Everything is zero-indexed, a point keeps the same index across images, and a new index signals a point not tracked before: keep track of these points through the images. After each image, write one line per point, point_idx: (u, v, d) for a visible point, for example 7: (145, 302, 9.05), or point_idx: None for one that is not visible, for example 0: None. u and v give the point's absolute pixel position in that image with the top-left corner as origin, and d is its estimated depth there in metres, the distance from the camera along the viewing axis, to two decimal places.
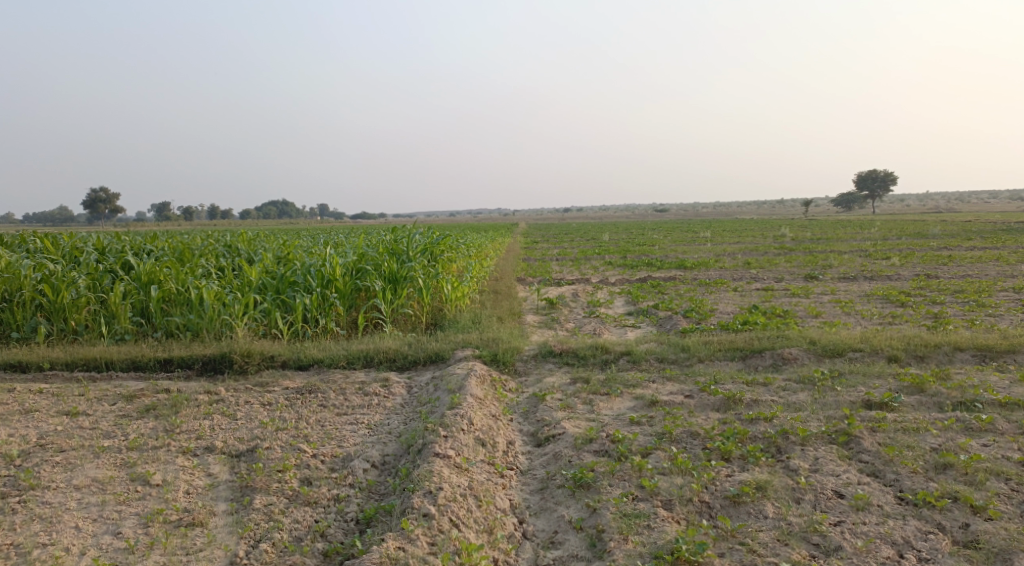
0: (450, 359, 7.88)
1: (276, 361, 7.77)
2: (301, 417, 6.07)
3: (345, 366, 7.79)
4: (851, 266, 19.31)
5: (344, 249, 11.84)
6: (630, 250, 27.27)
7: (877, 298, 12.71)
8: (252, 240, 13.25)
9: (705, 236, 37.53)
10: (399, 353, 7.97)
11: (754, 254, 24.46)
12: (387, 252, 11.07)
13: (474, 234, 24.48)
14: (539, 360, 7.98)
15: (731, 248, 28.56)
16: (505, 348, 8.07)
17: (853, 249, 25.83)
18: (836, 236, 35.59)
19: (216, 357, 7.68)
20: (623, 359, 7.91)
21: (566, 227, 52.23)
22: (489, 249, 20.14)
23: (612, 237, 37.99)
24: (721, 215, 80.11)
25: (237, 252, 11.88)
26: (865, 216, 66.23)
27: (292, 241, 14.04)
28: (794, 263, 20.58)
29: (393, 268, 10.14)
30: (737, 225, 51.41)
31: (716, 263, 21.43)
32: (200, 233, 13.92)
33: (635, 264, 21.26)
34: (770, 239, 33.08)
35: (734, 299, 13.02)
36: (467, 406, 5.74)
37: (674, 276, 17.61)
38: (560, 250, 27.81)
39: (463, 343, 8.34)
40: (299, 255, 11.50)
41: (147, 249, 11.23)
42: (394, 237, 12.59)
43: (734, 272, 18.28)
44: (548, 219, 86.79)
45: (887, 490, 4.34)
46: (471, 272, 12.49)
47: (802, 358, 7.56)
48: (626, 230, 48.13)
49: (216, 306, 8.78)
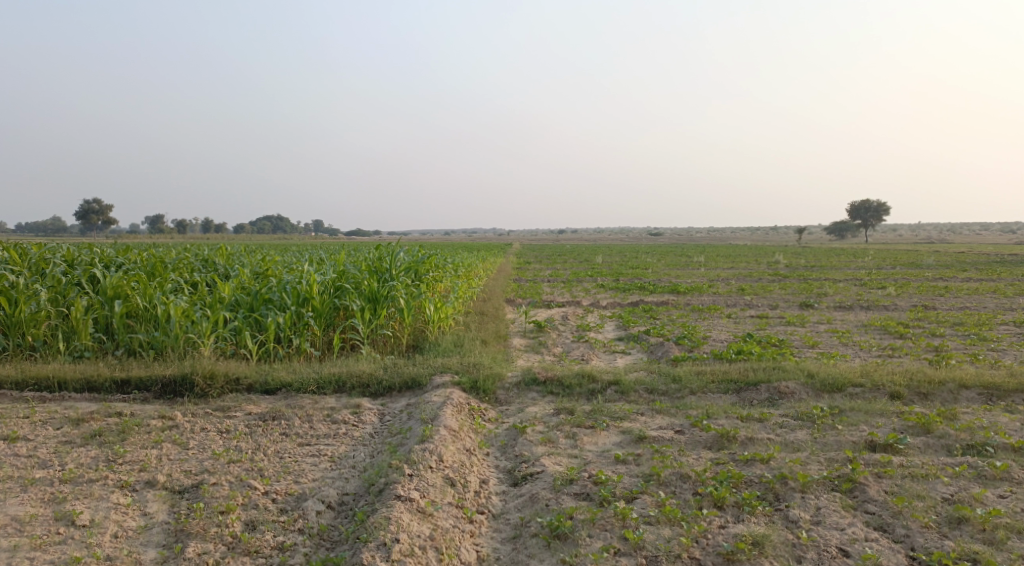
0: (427, 385, 7.42)
1: (241, 384, 7.30)
2: (259, 447, 5.59)
3: (314, 391, 7.32)
4: (847, 294, 18.96)
5: (325, 266, 11.41)
6: (624, 273, 26.89)
7: (875, 329, 12.32)
8: (231, 254, 12.79)
9: (698, 260, 37.31)
10: (373, 378, 7.52)
11: (749, 280, 24.10)
12: (369, 270, 10.64)
13: (464, 253, 24.05)
14: (522, 388, 7.53)
15: (725, 273, 28.21)
16: (486, 374, 7.62)
17: (848, 278, 25.59)
18: (831, 263, 35.35)
19: (177, 378, 7.21)
20: (611, 389, 7.46)
21: (559, 249, 51.89)
22: (478, 268, 19.72)
23: (606, 260, 37.70)
24: (715, 240, 80.04)
25: (213, 267, 11.43)
26: (859, 244, 66.23)
27: (274, 256, 13.59)
28: (789, 290, 20.23)
29: (373, 287, 9.71)
30: (732, 250, 51.22)
31: (710, 288, 21.06)
32: (179, 246, 13.46)
33: (627, 288, 20.87)
34: (765, 266, 32.80)
35: (728, 327, 12.61)
36: (438, 440, 5.29)
37: (667, 300, 17.20)
38: (552, 271, 27.41)
39: (443, 368, 7.88)
40: (277, 271, 11.05)
41: (118, 262, 10.78)
42: (378, 254, 12.17)
43: (728, 298, 17.88)
44: (542, 240, 86.56)
45: (897, 548, 3.95)
46: (457, 293, 12.06)
47: (800, 393, 7.13)
48: (620, 252, 47.84)
49: (183, 323, 8.32)
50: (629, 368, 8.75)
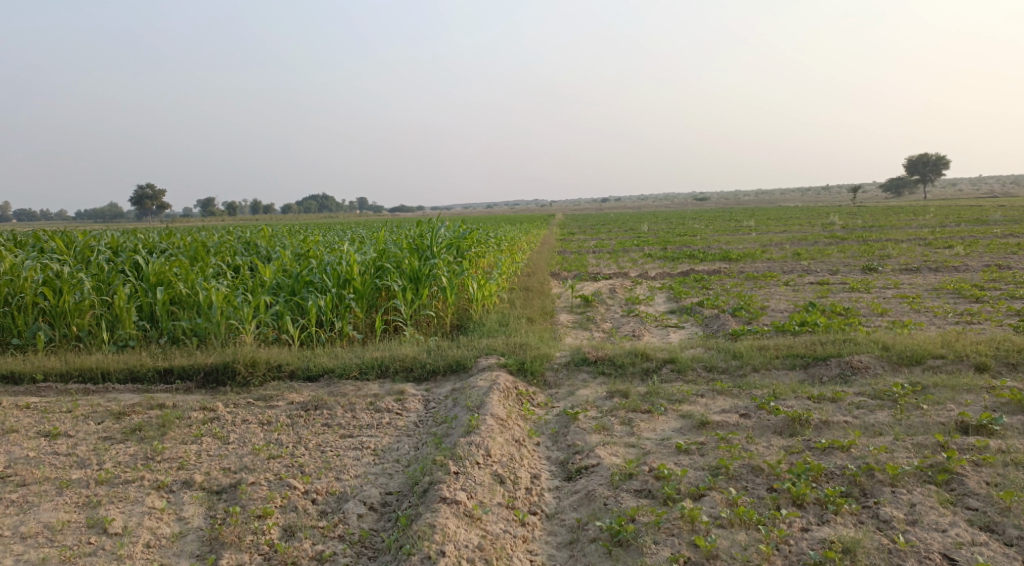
0: (473, 368, 7.10)
1: (283, 371, 7.09)
2: (300, 440, 5.35)
3: (357, 377, 7.06)
4: (911, 256, 17.98)
5: (366, 245, 11.15)
6: (671, 241, 26.14)
7: (947, 293, 11.53)
8: (273, 236, 12.63)
9: (748, 225, 36.14)
10: (417, 362, 7.22)
11: (803, 244, 23.16)
12: (410, 248, 10.34)
13: (507, 226, 23.63)
14: (571, 369, 7.14)
15: (778, 237, 27.19)
16: (534, 355, 7.25)
17: (909, 238, 24.38)
18: (890, 223, 33.84)
19: (218, 366, 7.02)
20: (666, 368, 7.02)
21: (604, 218, 50.97)
22: (521, 242, 19.28)
23: (652, 227, 36.82)
24: (764, 202, 77.78)
25: (255, 250, 11.28)
26: (918, 202, 63.50)
27: (315, 237, 13.41)
28: (847, 253, 19.29)
29: (415, 266, 9.42)
30: (782, 213, 49.59)
31: (763, 254, 20.24)
32: (221, 230, 13.37)
33: (676, 256, 20.20)
34: (819, 228, 31.59)
35: (786, 295, 11.98)
36: (485, 432, 4.98)
37: (718, 269, 16.55)
38: (597, 242, 26.83)
39: (488, 349, 7.54)
40: (318, 253, 10.82)
41: (161, 249, 10.69)
42: (419, 232, 11.86)
43: (783, 264, 17.10)
44: (586, 210, 85.46)
45: (1010, 553, 3.52)
46: (500, 268, 11.69)
47: (874, 369, 6.58)
48: (665, 219, 46.78)
49: (224, 309, 8.14)
50: (683, 344, 8.28)
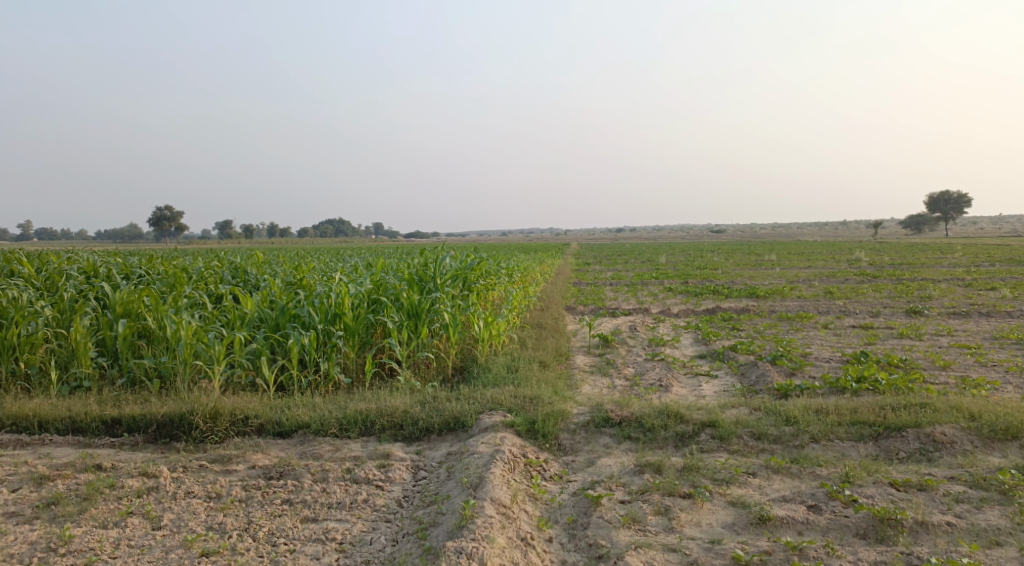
0: (474, 427, 5.95)
1: (248, 424, 5.99)
2: (247, 528, 4.23)
3: (336, 434, 5.93)
4: (954, 298, 16.67)
5: (363, 274, 10.09)
6: (692, 275, 24.94)
7: (1011, 344, 10.27)
8: (264, 262, 11.60)
9: (769, 260, 34.93)
10: (408, 417, 6.09)
11: (833, 282, 21.88)
12: (410, 280, 9.28)
13: (520, 255, 22.55)
14: (591, 431, 5.97)
15: (805, 273, 25.93)
16: (547, 412, 6.11)
17: (943, 277, 23.11)
18: (919, 262, 32.41)
19: (173, 418, 5.93)
20: (705, 434, 5.85)
21: (621, 248, 49.76)
22: (535, 272, 18.18)
23: (669, 259, 35.68)
24: (783, 236, 76.47)
25: (241, 278, 10.24)
26: (943, 240, 61.92)
27: (311, 263, 12.37)
28: (883, 294, 18.03)
29: (414, 301, 8.35)
30: (804, 247, 48.29)
31: (792, 291, 19.01)
32: (209, 254, 12.35)
33: (699, 291, 18.99)
34: (846, 265, 30.27)
35: (828, 341, 10.76)
36: (483, 541, 3.89)
37: (747, 307, 15.34)
38: (614, 274, 25.64)
39: (493, 402, 6.39)
40: (310, 281, 9.77)
41: (138, 274, 9.68)
42: (422, 260, 10.80)
43: (817, 303, 15.85)
44: (600, 239, 84.47)
45: None
46: (511, 304, 10.58)
47: (961, 446, 5.42)
48: (685, 251, 45.60)
49: (191, 345, 7.08)
50: (720, 402, 7.10)
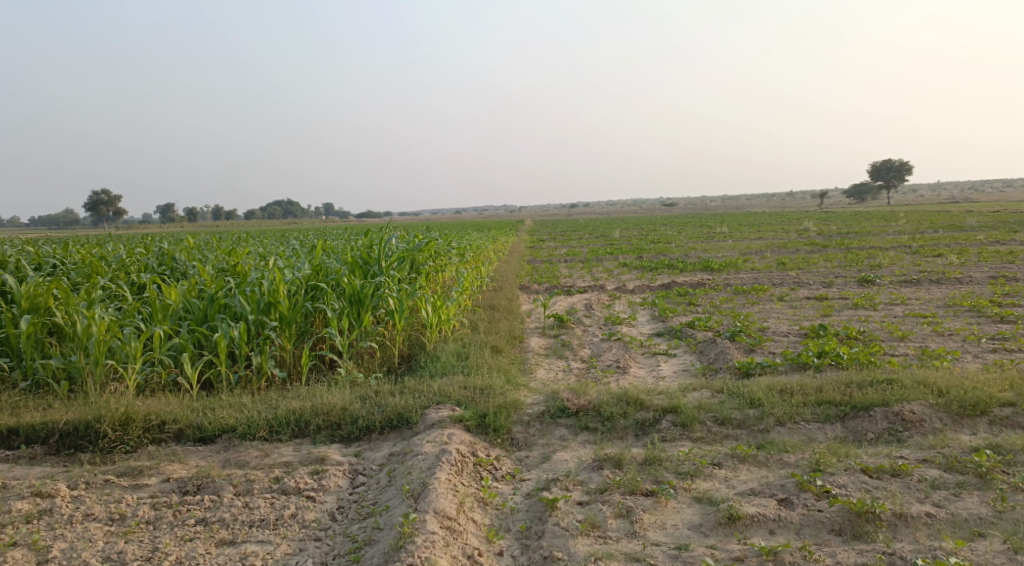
0: (419, 424, 5.47)
1: (166, 431, 5.40)
2: (151, 558, 3.94)
3: (266, 438, 5.40)
4: (904, 266, 16.76)
5: (302, 258, 9.46)
6: (646, 249, 24.77)
7: (966, 312, 10.20)
8: (196, 248, 10.84)
9: (722, 232, 35.09)
10: (346, 415, 5.57)
11: (785, 252, 21.97)
12: (352, 264, 8.69)
13: (474, 233, 22.03)
14: (545, 423, 5.55)
15: (757, 244, 26.03)
16: (499, 404, 5.67)
17: (891, 245, 23.44)
18: (866, 230, 32.91)
19: (79, 427, 5.31)
20: (666, 421, 5.49)
21: (576, 224, 49.60)
22: (488, 251, 17.69)
23: (623, 234, 35.53)
24: (734, 208, 77.40)
25: (168, 265, 9.50)
26: (888, 208, 63.45)
27: (248, 247, 11.65)
28: (835, 263, 18.06)
29: (355, 286, 7.79)
30: (755, 218, 48.85)
31: (747, 263, 18.95)
32: (137, 239, 11.52)
33: (655, 266, 18.77)
34: (796, 235, 30.56)
35: (786, 314, 10.57)
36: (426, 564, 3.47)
37: (702, 281, 15.13)
38: (570, 250, 25.31)
39: (440, 395, 5.92)
40: (244, 267, 9.09)
41: (51, 263, 8.87)
42: (366, 241, 10.19)
43: (772, 275, 15.75)
44: (554, 215, 84.29)
45: None
46: (462, 285, 10.09)
47: (930, 424, 5.17)
48: (639, 224, 45.61)
49: (104, 343, 6.41)
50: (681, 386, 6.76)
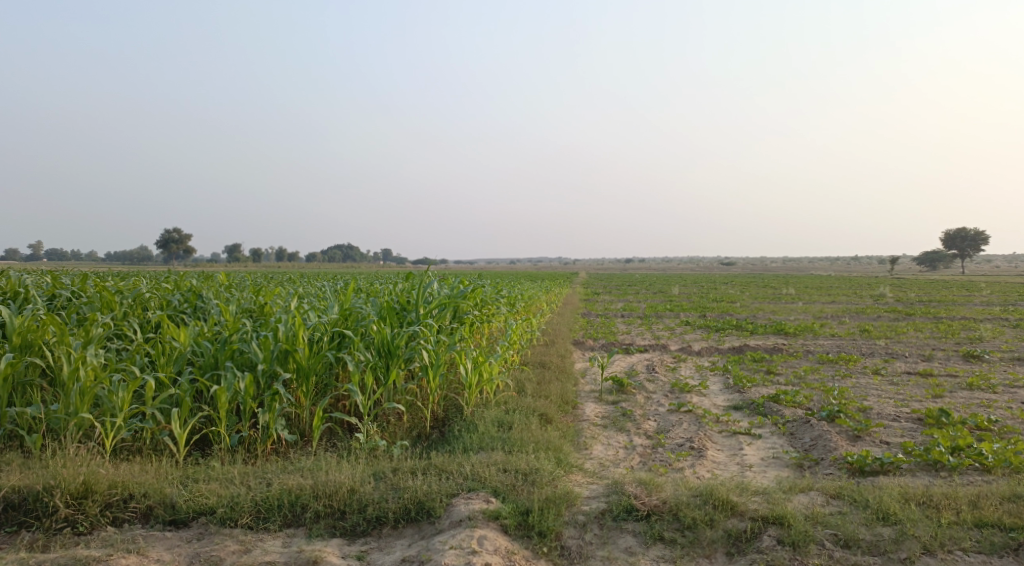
0: (443, 519, 4.27)
1: (132, 509, 4.32)
2: None
3: (250, 525, 4.26)
4: (1008, 341, 14.88)
5: (334, 300, 8.46)
6: (709, 309, 23.21)
7: None
8: (227, 285, 9.98)
9: (789, 294, 33.14)
10: (352, 500, 4.38)
11: (865, 319, 20.15)
12: (387, 310, 7.64)
13: (528, 284, 20.94)
14: (606, 527, 4.28)
15: (831, 309, 24.11)
16: (546, 497, 4.42)
17: (982, 316, 21.41)
18: (948, 300, 30.60)
19: (24, 497, 4.26)
20: (768, 536, 4.16)
21: (632, 279, 48.36)
22: (541, 303, 16.52)
23: (682, 291, 33.98)
24: (797, 270, 74.70)
25: (191, 303, 8.63)
26: (966, 278, 59.91)
27: (284, 288, 10.76)
28: (927, 334, 16.22)
29: (386, 336, 6.73)
30: (822, 282, 46.53)
31: (824, 329, 17.27)
32: (168, 273, 10.74)
33: (721, 327, 17.27)
34: (872, 301, 28.50)
35: (886, 392, 9.05)
36: None
37: (778, 346, 13.59)
38: (626, 305, 23.86)
39: (472, 479, 4.70)
40: (270, 307, 8.14)
41: (65, 296, 8.08)
42: (406, 284, 9.15)
43: (856, 344, 14.10)
44: (610, 270, 82.95)
45: None
46: (510, 339, 8.91)
47: None
48: (698, 283, 43.85)
49: (86, 390, 5.43)
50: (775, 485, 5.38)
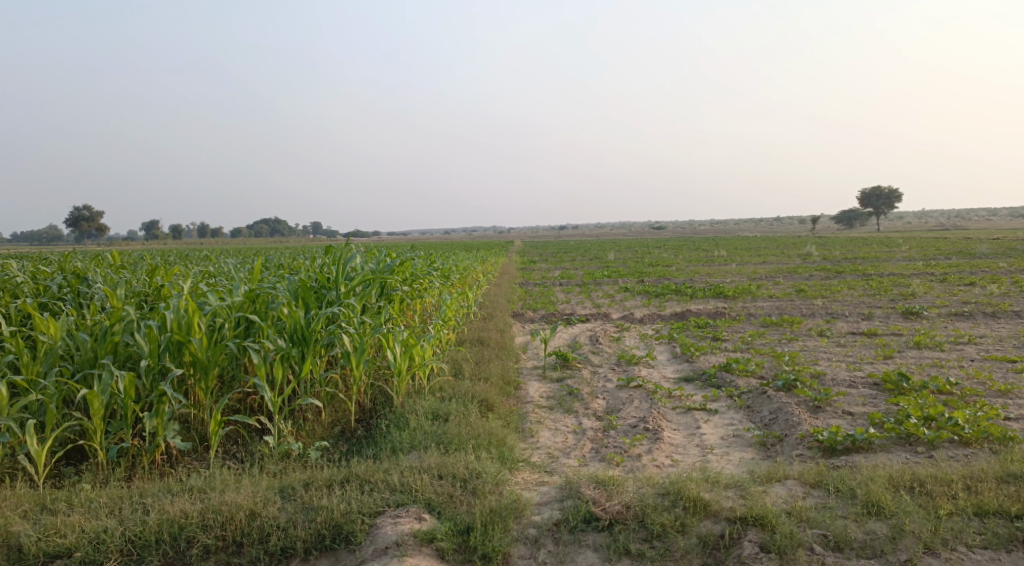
0: (364, 546, 3.59)
1: None
2: None
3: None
4: (940, 296, 14.99)
5: (243, 278, 7.49)
6: (646, 273, 22.91)
7: None
8: (121, 265, 8.83)
9: (721, 256, 33.30)
10: (251, 529, 3.68)
11: (800, 279, 20.21)
12: (303, 289, 6.73)
13: (463, 254, 20.08)
14: (563, 543, 3.65)
15: (765, 269, 24.20)
16: (489, 512, 3.76)
17: (909, 272, 21.82)
18: (873, 256, 31.33)
19: None
20: (750, 541, 3.61)
21: (565, 245, 48.01)
22: (477, 273, 15.74)
23: (617, 256, 33.75)
24: (726, 232, 76.19)
25: (74, 287, 7.51)
26: (884, 235, 62.15)
27: (188, 266, 9.64)
28: (860, 292, 16.25)
29: (300, 320, 5.82)
30: (751, 243, 47.24)
31: (762, 290, 17.12)
32: (52, 254, 9.47)
33: (661, 292, 16.89)
34: (801, 260, 28.84)
35: (837, 356, 8.73)
36: None
37: (720, 310, 13.25)
38: (562, 272, 23.33)
39: (401, 492, 3.96)
40: (167, 289, 7.12)
41: None
42: (327, 257, 8.22)
43: (797, 304, 13.92)
44: (544, 238, 82.72)
45: None
46: (444, 314, 8.12)
47: None
48: (632, 247, 43.81)
49: None
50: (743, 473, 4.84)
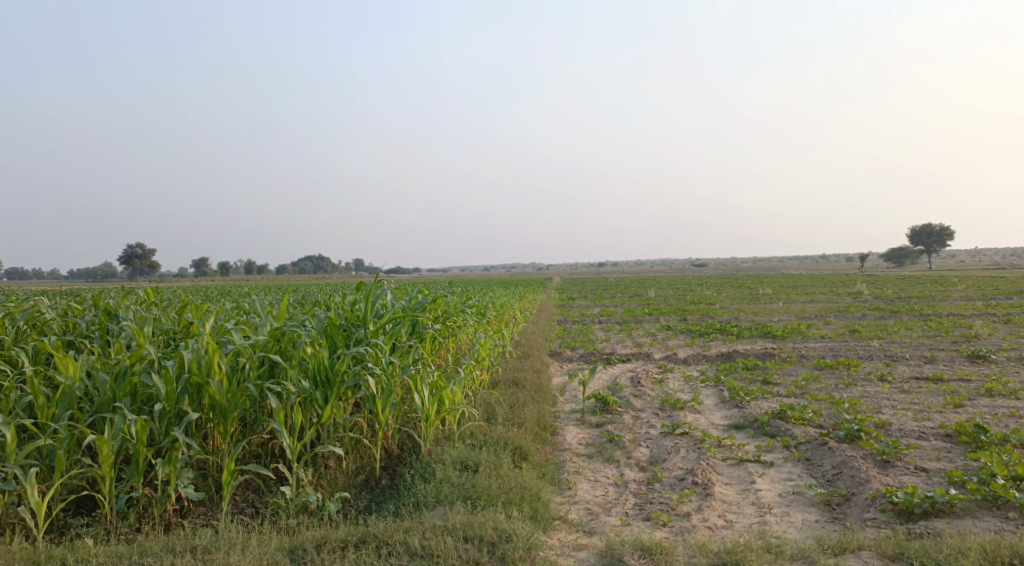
0: None
1: None
2: None
3: None
4: (1007, 338, 14.07)
5: (271, 316, 7.27)
6: (689, 311, 22.22)
7: None
8: (154, 300, 8.72)
9: (766, 293, 32.40)
10: None
11: (852, 318, 19.34)
12: (330, 327, 6.44)
13: (501, 291, 19.78)
14: None
15: (814, 308, 23.31)
16: None
17: (969, 312, 20.73)
18: (927, 295, 30.07)
19: None
20: None
21: (605, 283, 47.44)
22: (514, 311, 15.38)
23: (658, 293, 33.08)
24: (769, 269, 74.68)
25: (103, 324, 7.38)
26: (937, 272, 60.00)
27: (221, 302, 9.50)
28: (919, 333, 15.37)
29: (323, 361, 5.51)
30: (798, 281, 45.98)
31: (813, 330, 16.36)
32: (89, 289, 9.44)
33: (705, 331, 16.28)
34: (852, 299, 27.75)
35: (901, 403, 8.09)
36: None
37: (769, 351, 12.62)
38: (602, 310, 22.87)
39: (421, 557, 3.63)
40: (194, 326, 6.93)
41: None
42: (358, 294, 7.96)
43: (851, 346, 13.18)
44: (584, 274, 82.26)
45: None
46: (478, 354, 7.76)
47: None
48: (674, 284, 43.00)
49: None
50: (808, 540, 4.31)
